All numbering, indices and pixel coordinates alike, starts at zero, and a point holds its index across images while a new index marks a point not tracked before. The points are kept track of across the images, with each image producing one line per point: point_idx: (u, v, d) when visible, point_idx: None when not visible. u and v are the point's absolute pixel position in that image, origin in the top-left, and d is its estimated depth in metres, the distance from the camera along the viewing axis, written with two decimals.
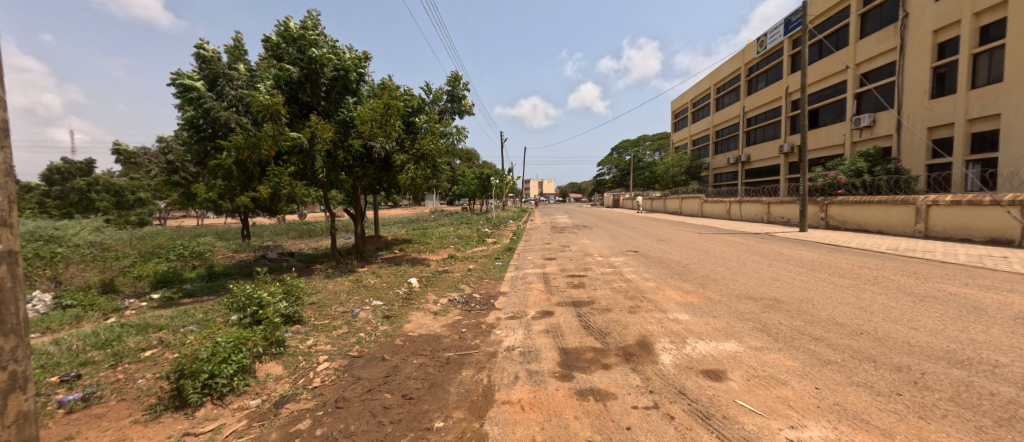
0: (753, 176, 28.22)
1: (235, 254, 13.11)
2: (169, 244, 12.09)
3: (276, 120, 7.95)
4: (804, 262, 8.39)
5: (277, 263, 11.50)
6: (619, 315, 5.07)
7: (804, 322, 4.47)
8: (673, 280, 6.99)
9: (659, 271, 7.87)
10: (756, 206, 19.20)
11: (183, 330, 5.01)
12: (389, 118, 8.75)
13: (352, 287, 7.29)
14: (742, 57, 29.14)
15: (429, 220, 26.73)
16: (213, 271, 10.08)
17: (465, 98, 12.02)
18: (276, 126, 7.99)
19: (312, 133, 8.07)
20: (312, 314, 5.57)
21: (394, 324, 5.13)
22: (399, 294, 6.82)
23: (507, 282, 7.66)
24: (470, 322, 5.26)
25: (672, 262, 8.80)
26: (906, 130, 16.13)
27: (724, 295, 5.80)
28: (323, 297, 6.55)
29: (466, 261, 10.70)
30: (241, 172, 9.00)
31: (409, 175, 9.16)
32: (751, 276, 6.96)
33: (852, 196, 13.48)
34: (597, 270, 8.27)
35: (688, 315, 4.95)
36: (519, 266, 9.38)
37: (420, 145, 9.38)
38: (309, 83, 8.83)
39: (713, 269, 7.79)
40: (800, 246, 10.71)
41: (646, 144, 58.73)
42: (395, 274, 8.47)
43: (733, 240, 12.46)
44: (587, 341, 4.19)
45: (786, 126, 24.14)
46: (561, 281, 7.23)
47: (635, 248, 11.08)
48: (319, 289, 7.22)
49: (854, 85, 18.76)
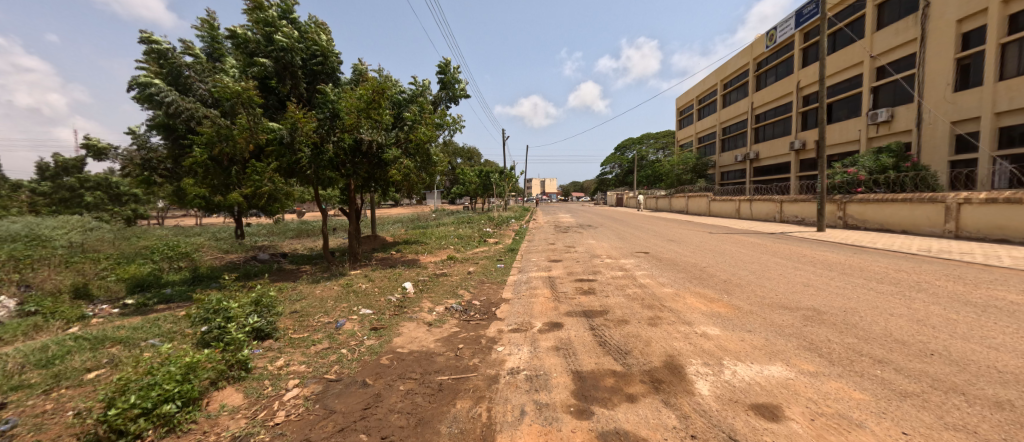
0: (762, 173, 27.48)
1: (226, 255, 12.53)
2: (155, 244, 11.49)
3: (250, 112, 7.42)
4: (832, 264, 7.72)
5: (269, 265, 10.93)
6: (638, 329, 4.44)
7: (857, 340, 3.83)
8: (693, 286, 6.34)
9: (675, 275, 7.23)
10: (767, 205, 18.50)
11: (143, 346, 4.40)
12: (376, 106, 8.25)
13: (341, 292, 6.68)
14: (750, 51, 28.35)
15: (429, 219, 26.16)
16: (197, 274, 9.49)
17: (458, 84, 11.44)
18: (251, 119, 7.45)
19: (292, 124, 7.59)
20: (290, 326, 4.91)
21: (382, 339, 4.51)
22: (391, 300, 6.20)
23: (510, 287, 7.03)
24: (468, 335, 4.63)
25: (688, 265, 8.15)
26: (927, 125, 15.44)
27: (754, 304, 5.16)
28: (305, 305, 5.93)
29: (466, 263, 10.07)
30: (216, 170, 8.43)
31: (401, 166, 8.68)
32: (780, 281, 6.31)
33: (873, 194, 12.79)
34: (607, 274, 7.62)
35: (719, 328, 4.31)
36: (523, 269, 8.75)
37: (411, 135, 8.89)
38: (287, 72, 8.31)
39: (735, 273, 7.13)
40: (823, 247, 10.03)
41: (649, 143, 57.85)
42: (389, 278, 7.84)
43: (749, 240, 11.75)
44: (604, 362, 3.55)
45: (797, 122, 23.39)
46: (569, 287, 6.59)
47: (646, 250, 10.40)
48: (305, 295, 6.61)
49: (871, 78, 18.05)
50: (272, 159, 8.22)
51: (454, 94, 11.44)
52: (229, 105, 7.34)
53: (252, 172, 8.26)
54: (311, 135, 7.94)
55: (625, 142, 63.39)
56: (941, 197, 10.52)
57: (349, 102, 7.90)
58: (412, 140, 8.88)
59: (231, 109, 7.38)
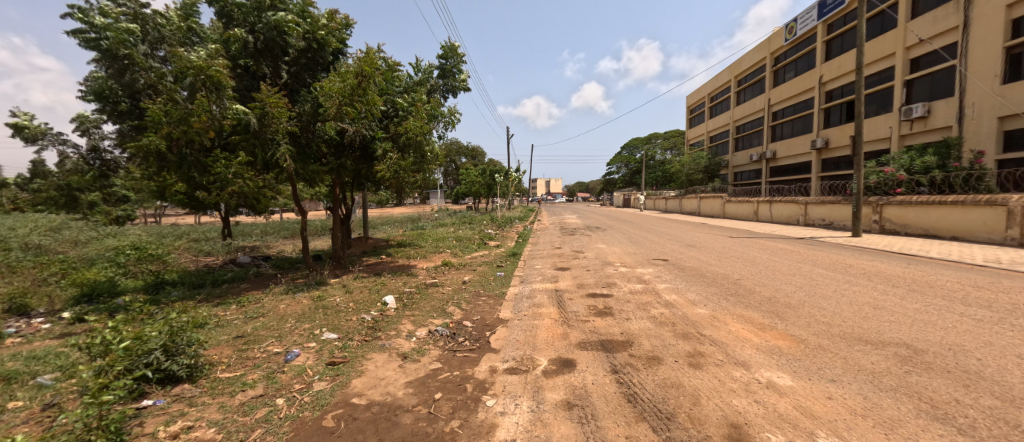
0: (780, 174, 26.15)
1: (203, 257, 11.49)
2: (124, 244, 10.47)
3: (215, 91, 6.13)
4: (890, 278, 6.53)
5: (247, 269, 9.93)
6: (676, 372, 3.32)
7: (1001, 403, 2.67)
8: (732, 306, 5.17)
9: (706, 290, 6.09)
10: (789, 206, 17.22)
11: (23, 391, 3.29)
12: (366, 95, 7.03)
13: (308, 308, 5.61)
14: (767, 45, 26.99)
15: (428, 220, 25.09)
16: (161, 280, 8.46)
17: (460, 73, 10.36)
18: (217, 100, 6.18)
19: (260, 110, 6.23)
20: (225, 360, 3.77)
21: (338, 381, 3.42)
22: (364, 320, 5.11)
23: (508, 303, 5.89)
24: (451, 376, 3.52)
25: (718, 277, 6.98)
26: (971, 120, 14.13)
27: (820, 335, 4.02)
28: (261, 327, 4.82)
29: (463, 271, 8.96)
30: (170, 162, 6.85)
31: (389, 165, 7.54)
32: (840, 302, 5.15)
33: (916, 196, 11.58)
34: (624, 288, 6.47)
35: (790, 376, 3.16)
36: (525, 279, 7.61)
37: (402, 127, 7.71)
38: (265, 52, 6.82)
39: (777, 288, 5.99)
40: (867, 255, 8.83)
41: (657, 142, 56.43)
42: (371, 289, 6.76)
43: (779, 247, 10.52)
44: (639, 436, 2.44)
45: (819, 120, 22.10)
46: (580, 304, 5.47)
47: (664, 257, 9.22)
48: (267, 311, 5.55)
49: (903, 71, 16.83)
50: (237, 150, 6.74)
51: (456, 85, 10.38)
52: (188, 79, 5.98)
53: (212, 162, 6.82)
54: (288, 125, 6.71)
55: (632, 141, 62.05)
56: (1001, 201, 9.29)
57: (333, 87, 6.67)
58: (404, 134, 7.72)
59: (191, 86, 6.05)
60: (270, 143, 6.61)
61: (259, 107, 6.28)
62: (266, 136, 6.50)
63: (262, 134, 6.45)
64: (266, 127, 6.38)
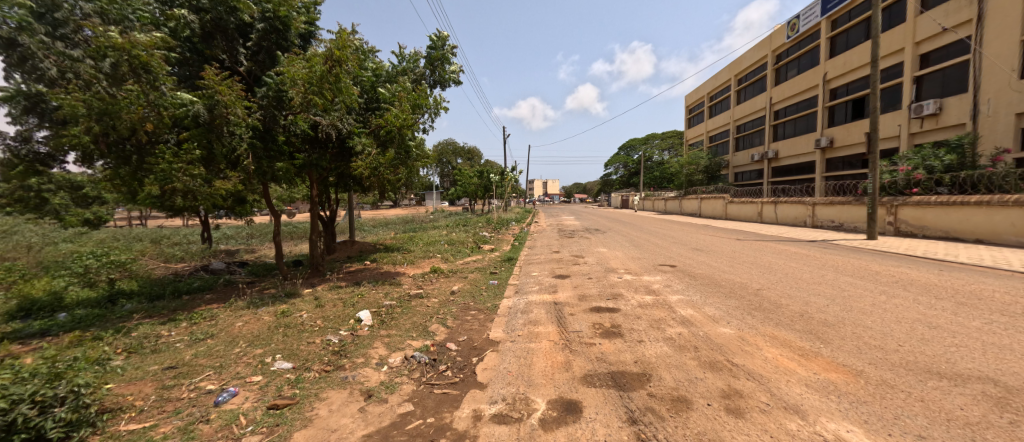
0: (782, 174, 25.58)
1: (169, 263, 10.63)
2: (83, 251, 9.67)
3: (146, 75, 5.13)
4: (929, 288, 5.83)
5: (216, 278, 9.11)
6: (710, 422, 2.58)
7: None
8: (762, 324, 4.43)
9: (726, 303, 5.36)
10: (796, 207, 16.58)
11: None
12: (337, 82, 6.33)
13: (268, 326, 4.85)
14: (769, 43, 26.40)
15: (422, 222, 24.27)
16: (116, 292, 7.65)
17: (449, 64, 9.62)
18: (152, 88, 5.18)
19: (210, 99, 5.45)
20: (138, 403, 3.02)
21: (276, 434, 2.66)
22: (330, 342, 4.33)
23: (501, 319, 5.14)
24: (424, 426, 2.75)
25: (736, 286, 6.27)
26: (986, 117, 13.54)
27: (876, 365, 3.31)
28: (202, 352, 4.07)
29: (453, 279, 8.19)
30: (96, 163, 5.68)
31: (368, 163, 6.81)
32: (885, 319, 4.44)
33: (934, 196, 10.95)
34: (631, 300, 5.72)
35: (863, 430, 2.42)
36: (520, 289, 6.86)
37: (383, 119, 6.99)
38: (218, 34, 6.13)
39: (806, 300, 5.28)
40: (892, 260, 8.14)
41: (655, 143, 55.86)
42: (346, 302, 5.97)
43: (792, 250, 9.85)
44: None
45: (823, 118, 21.54)
46: (584, 321, 4.71)
47: (672, 263, 8.47)
48: (218, 331, 4.78)
49: (912, 67, 16.26)
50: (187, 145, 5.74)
51: (444, 75, 9.65)
52: (109, 58, 4.83)
53: (146, 163, 5.56)
54: (248, 117, 6.00)
55: (631, 142, 61.45)
56: None
57: (298, 72, 5.94)
58: (384, 127, 7.01)
59: (117, 71, 4.92)
60: (223, 137, 5.85)
61: (207, 95, 5.48)
62: (217, 128, 5.71)
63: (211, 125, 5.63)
64: (216, 117, 5.58)
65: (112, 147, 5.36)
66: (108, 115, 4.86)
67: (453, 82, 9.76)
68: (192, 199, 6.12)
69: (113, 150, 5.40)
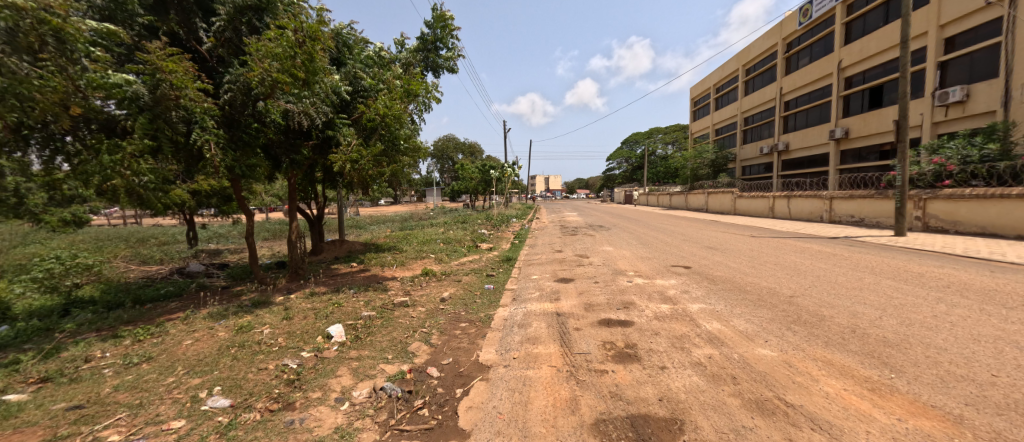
0: (793, 167, 24.65)
1: (143, 266, 9.93)
2: (47, 253, 8.95)
3: (60, 43, 4.11)
4: (991, 295, 5.04)
5: (189, 282, 8.40)
6: None
7: None
8: (810, 344, 3.64)
9: (758, 314, 4.58)
10: (811, 200, 15.71)
11: None
12: (310, 61, 5.37)
13: (218, 347, 4.11)
14: (779, 30, 25.39)
15: (419, 220, 23.53)
16: (73, 300, 6.92)
17: (443, 49, 8.77)
18: (70, 61, 4.34)
19: (153, 79, 4.74)
20: None
21: None
22: (285, 369, 3.57)
23: (495, 335, 4.39)
24: None
25: (764, 292, 5.50)
26: (1020, 103, 12.70)
27: (978, 408, 2.53)
28: (124, 385, 3.33)
29: (446, 283, 7.44)
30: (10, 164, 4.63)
31: (347, 159, 5.91)
32: (960, 338, 3.65)
33: (969, 189, 10.10)
34: (645, 310, 4.95)
35: None
36: (518, 295, 6.08)
37: (368, 108, 6.15)
38: (173, 6, 5.41)
39: (854, 311, 4.48)
40: (932, 260, 7.33)
41: (659, 137, 54.86)
42: (319, 313, 5.21)
43: (815, 249, 9.04)
44: None
45: (838, 108, 20.61)
46: (591, 340, 3.94)
47: (686, 265, 7.67)
48: (160, 352, 4.05)
49: (936, 51, 15.38)
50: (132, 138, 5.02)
51: (437, 62, 8.85)
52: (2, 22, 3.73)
53: (84, 159, 4.88)
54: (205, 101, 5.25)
55: (634, 136, 60.45)
56: None
57: (261, 46, 4.99)
58: (367, 116, 6.13)
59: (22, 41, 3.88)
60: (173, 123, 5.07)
61: (149, 75, 4.77)
62: (163, 112, 4.91)
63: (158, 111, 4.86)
64: (162, 100, 4.81)
65: (27, 135, 4.45)
66: (10, 94, 3.83)
67: (447, 69, 8.94)
68: (142, 197, 5.45)
69: (43, 141, 4.63)
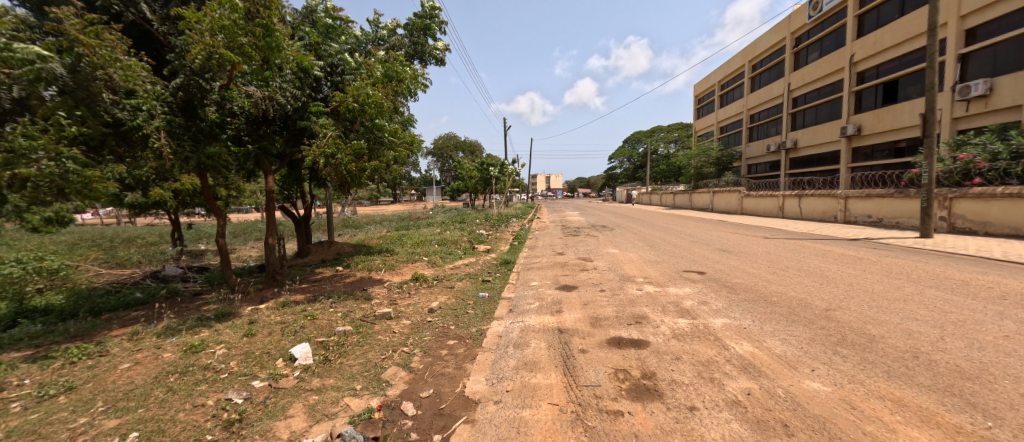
0: (802, 166, 23.98)
1: (115, 270, 9.27)
2: (7, 256, 8.26)
3: None
4: None
5: (160, 287, 7.74)
6: None
7: None
8: (870, 377, 2.98)
9: (794, 333, 3.92)
10: (825, 200, 15.00)
11: None
12: (269, 37, 4.69)
13: (156, 373, 3.46)
14: (788, 24, 24.64)
15: (416, 219, 22.87)
16: (24, 309, 6.26)
17: (435, 35, 8.12)
18: None
19: (74, 56, 4.02)
20: None
21: None
22: (226, 406, 2.91)
23: (487, 358, 3.74)
24: None
25: (795, 304, 4.84)
26: None
27: None
28: (21, 428, 2.68)
29: (437, 290, 6.77)
30: None
31: (321, 153, 5.32)
32: None
33: (1000, 187, 9.44)
34: (661, 326, 4.28)
35: None
36: (516, 306, 5.43)
37: (346, 97, 5.52)
38: None
39: (906, 330, 3.84)
40: (971, 265, 6.68)
41: (661, 136, 54.15)
42: (286, 329, 4.54)
43: (837, 252, 8.37)
44: None
45: (849, 104, 19.91)
46: (600, 367, 3.29)
47: (700, 270, 7.00)
48: (86, 380, 3.39)
49: (956, 44, 14.69)
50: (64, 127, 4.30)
51: (425, 49, 8.19)
52: None
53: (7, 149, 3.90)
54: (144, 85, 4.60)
55: (635, 134, 59.76)
56: None
57: (204, 18, 4.27)
58: (344, 104, 5.54)
59: None
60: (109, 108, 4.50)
61: (66, 48, 4.05)
62: (91, 94, 4.29)
63: (84, 93, 4.23)
64: (85, 79, 4.16)
65: None
66: None
67: (437, 58, 8.29)
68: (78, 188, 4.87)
69: None
